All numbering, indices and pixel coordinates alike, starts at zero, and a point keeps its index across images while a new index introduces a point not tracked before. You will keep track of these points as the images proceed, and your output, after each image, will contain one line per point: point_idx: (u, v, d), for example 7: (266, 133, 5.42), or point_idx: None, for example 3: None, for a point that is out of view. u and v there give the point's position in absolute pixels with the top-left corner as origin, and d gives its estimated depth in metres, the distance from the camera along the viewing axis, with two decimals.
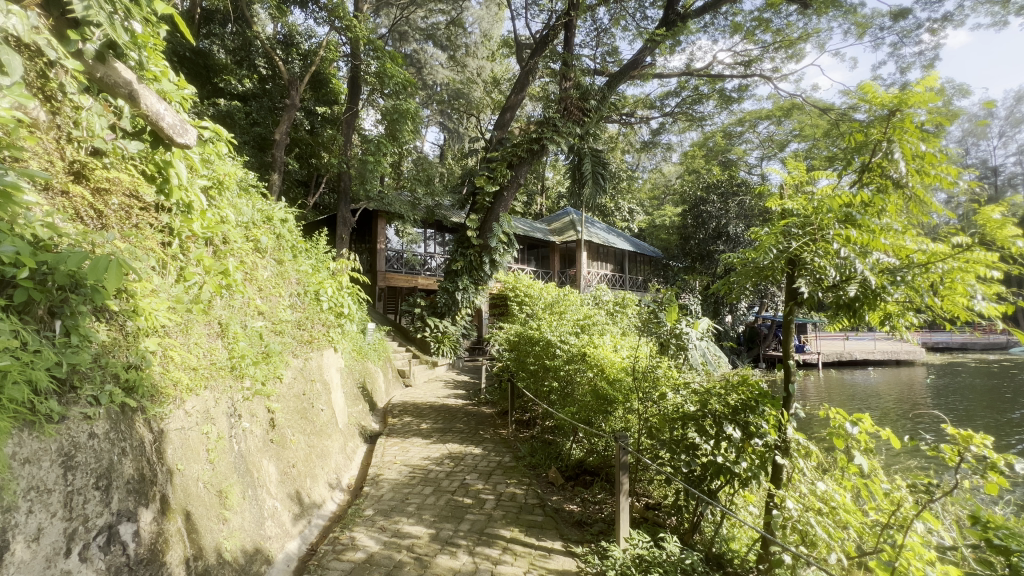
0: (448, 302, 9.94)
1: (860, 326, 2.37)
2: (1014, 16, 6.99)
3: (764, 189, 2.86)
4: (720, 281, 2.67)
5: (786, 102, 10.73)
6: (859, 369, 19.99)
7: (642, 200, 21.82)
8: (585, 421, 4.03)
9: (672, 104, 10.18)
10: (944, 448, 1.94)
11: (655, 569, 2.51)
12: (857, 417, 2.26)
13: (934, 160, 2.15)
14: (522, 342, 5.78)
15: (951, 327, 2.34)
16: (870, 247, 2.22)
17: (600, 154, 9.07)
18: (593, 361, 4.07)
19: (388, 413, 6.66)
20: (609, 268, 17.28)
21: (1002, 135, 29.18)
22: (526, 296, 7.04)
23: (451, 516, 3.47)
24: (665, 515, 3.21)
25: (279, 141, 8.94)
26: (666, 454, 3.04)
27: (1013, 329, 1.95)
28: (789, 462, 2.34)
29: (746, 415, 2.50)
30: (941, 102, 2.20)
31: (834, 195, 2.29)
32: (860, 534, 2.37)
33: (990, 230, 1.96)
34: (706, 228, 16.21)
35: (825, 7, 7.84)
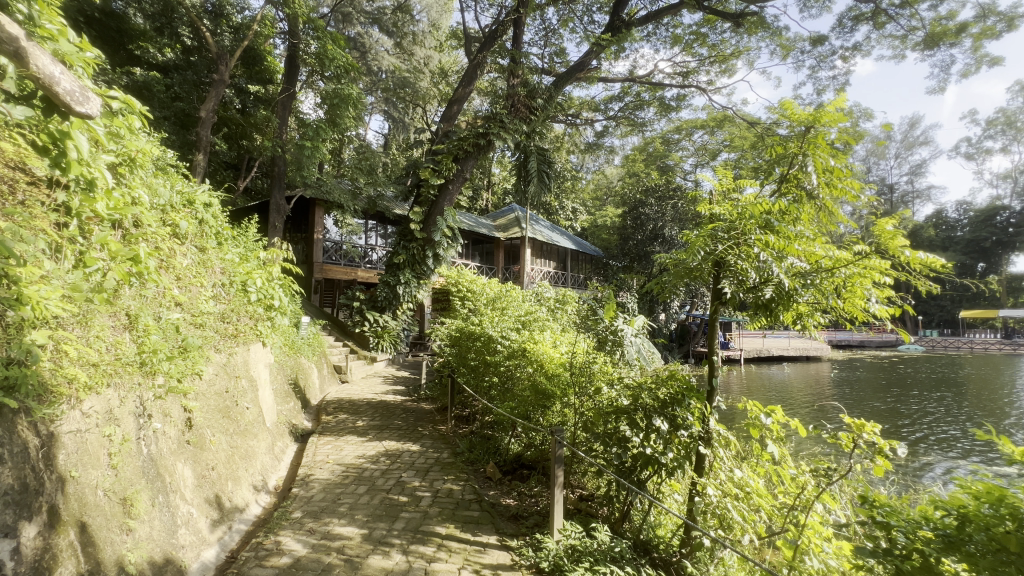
0: (388, 296, 9.68)
1: (776, 325, 2.56)
2: (911, 50, 7.85)
3: (694, 196, 3.00)
4: (653, 280, 2.78)
5: (719, 113, 11.39)
6: (775, 364, 21.73)
7: (586, 200, 22.35)
8: (524, 416, 4.09)
9: (616, 109, 10.46)
10: (842, 436, 2.14)
11: (586, 557, 2.59)
12: (771, 408, 2.46)
13: (841, 175, 2.39)
14: (463, 337, 5.74)
15: (851, 327, 2.60)
16: (786, 252, 2.40)
17: (546, 153, 9.15)
18: (533, 357, 4.15)
19: (322, 411, 6.38)
20: (553, 266, 17.56)
21: (898, 156, 32.77)
22: (468, 292, 7.00)
23: (385, 514, 3.39)
24: (597, 505, 3.31)
25: (205, 119, 8.27)
26: (599, 447, 3.13)
27: (899, 329, 2.20)
28: (710, 452, 2.50)
29: (673, 408, 2.63)
30: (848, 123, 2.43)
31: (756, 202, 2.45)
32: (770, 516, 2.57)
33: (885, 240, 2.19)
34: (643, 230, 16.95)
35: (754, 28, 8.39)
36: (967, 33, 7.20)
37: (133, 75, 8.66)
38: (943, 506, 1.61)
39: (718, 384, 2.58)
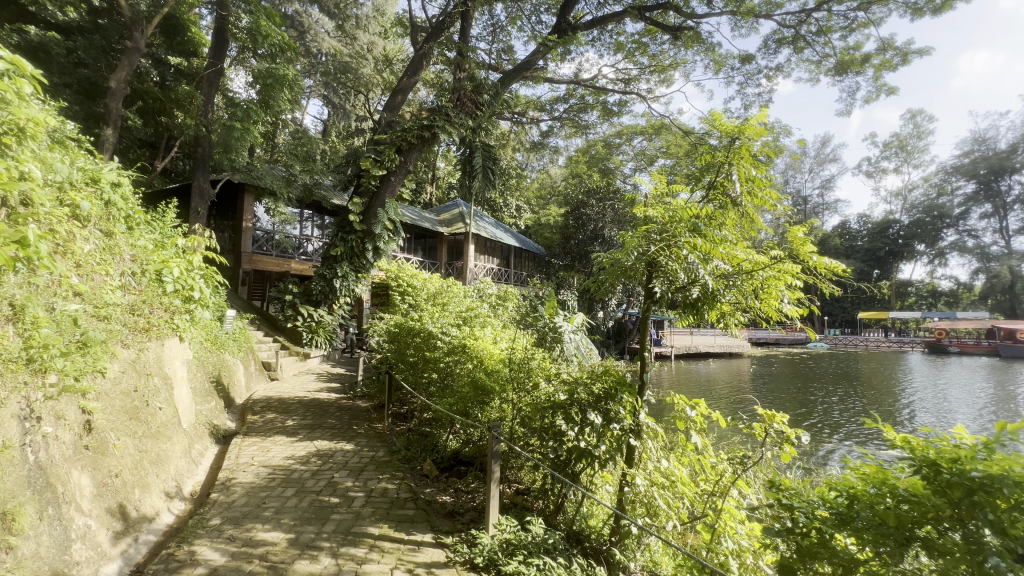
0: (324, 290, 9.24)
1: (702, 323, 2.72)
2: (824, 75, 8.61)
3: (632, 198, 3.11)
4: (591, 278, 2.86)
5: (657, 121, 11.89)
6: (702, 360, 23.14)
7: (530, 199, 22.58)
8: (462, 412, 4.07)
9: (561, 110, 10.63)
10: (755, 426, 2.33)
11: (520, 551, 2.64)
12: (695, 402, 2.61)
13: (761, 185, 2.59)
14: (402, 333, 5.60)
15: (766, 326, 2.82)
16: (711, 255, 2.56)
17: (491, 149, 9.13)
18: (473, 353, 4.15)
19: (248, 410, 5.99)
20: (496, 262, 17.58)
21: (812, 171, 35.99)
22: (409, 287, 6.84)
23: (315, 517, 3.24)
24: (532, 499, 3.36)
25: (116, 89, 7.47)
26: (535, 441, 3.18)
27: (808, 328, 2.41)
28: (639, 443, 2.64)
29: (607, 402, 2.70)
30: (769, 136, 2.63)
31: (685, 206, 2.59)
32: (692, 502, 2.75)
33: (797, 246, 2.39)
34: (584, 230, 17.45)
35: (691, 42, 8.85)
36: (870, 64, 8.02)
37: (25, 33, 7.63)
38: (836, 487, 1.79)
39: (649, 378, 2.73)
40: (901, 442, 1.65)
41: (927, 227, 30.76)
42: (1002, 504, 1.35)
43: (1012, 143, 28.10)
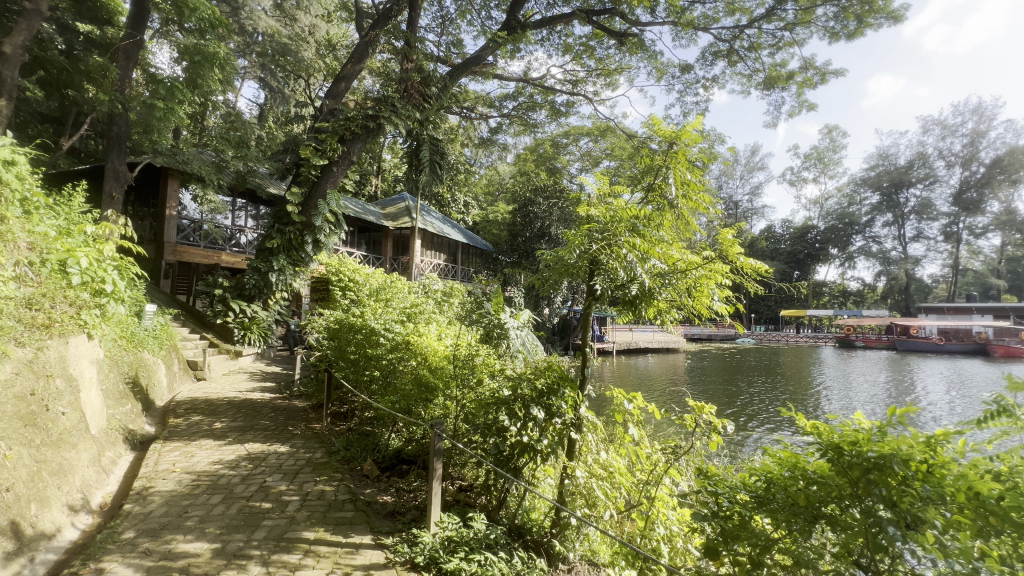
0: (258, 284, 8.68)
1: (641, 319, 2.83)
2: (754, 88, 9.20)
3: (577, 198, 3.18)
4: (537, 275, 2.91)
5: (602, 123, 12.21)
6: (641, 355, 24.13)
7: (477, 194, 22.46)
8: (405, 410, 4.00)
9: (510, 107, 10.64)
10: (686, 416, 2.46)
11: (462, 547, 2.63)
12: (632, 395, 2.72)
13: (695, 188, 2.72)
14: (343, 329, 5.40)
15: (698, 323, 2.97)
16: (649, 255, 2.66)
17: (438, 143, 8.98)
18: (417, 349, 4.09)
19: (170, 413, 5.55)
20: (442, 258, 17.36)
21: (742, 177, 38.48)
22: (350, 282, 6.60)
23: (244, 524, 3.06)
24: (475, 495, 3.37)
25: (11, 56, 6.61)
26: (478, 437, 3.19)
27: (734, 325, 2.58)
28: (579, 436, 2.71)
29: (549, 397, 2.74)
30: (704, 143, 2.77)
31: (625, 207, 2.67)
32: (629, 492, 2.86)
33: (726, 247, 2.55)
34: (532, 227, 17.66)
35: (635, 49, 9.14)
36: (793, 81, 8.67)
37: None
38: (756, 472, 1.93)
39: (589, 373, 2.83)
40: (810, 429, 1.81)
41: (840, 233, 33.82)
42: (893, 480, 1.51)
43: (909, 160, 31.46)
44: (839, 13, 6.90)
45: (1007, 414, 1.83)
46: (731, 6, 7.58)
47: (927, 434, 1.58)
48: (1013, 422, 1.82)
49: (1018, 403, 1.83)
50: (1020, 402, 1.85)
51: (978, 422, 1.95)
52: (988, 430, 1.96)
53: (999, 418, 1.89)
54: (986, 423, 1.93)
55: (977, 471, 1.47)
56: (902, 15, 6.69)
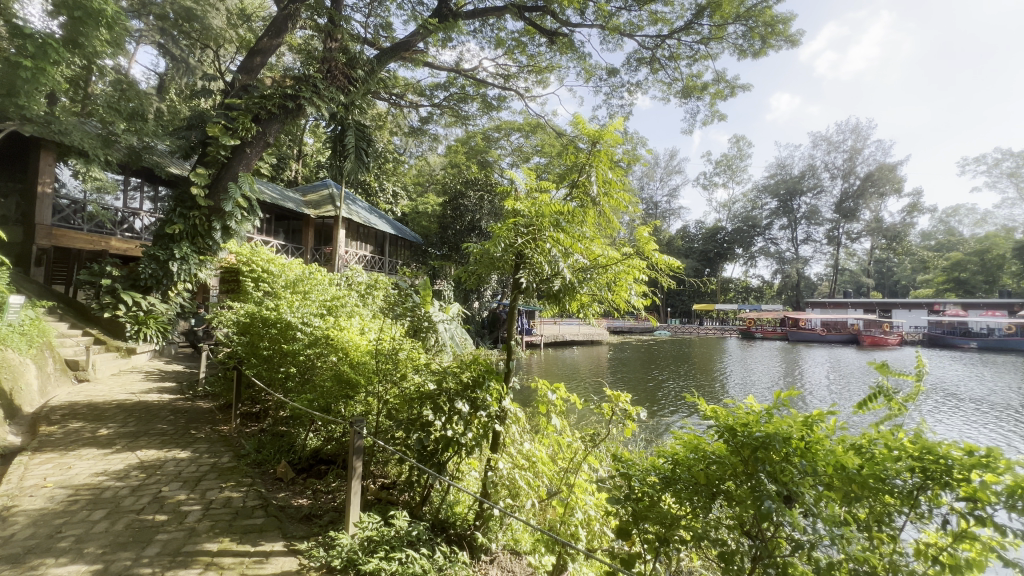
0: (155, 273, 7.75)
1: (565, 312, 2.92)
2: (673, 96, 9.76)
3: (505, 192, 3.18)
4: (464, 269, 2.88)
5: (532, 120, 12.37)
6: (567, 348, 24.94)
7: (407, 184, 21.81)
8: (324, 408, 3.81)
9: (440, 97, 10.39)
10: (605, 405, 2.57)
11: (382, 547, 2.54)
12: (556, 386, 2.79)
13: (615, 187, 2.83)
14: (254, 323, 5.00)
15: (617, 316, 3.11)
16: (572, 250, 2.73)
17: (364, 129, 8.57)
18: (337, 344, 3.91)
19: (42, 419, 4.85)
20: (369, 249, 16.71)
21: (662, 179, 40.94)
22: (264, 273, 6.14)
23: (133, 541, 2.74)
24: (398, 493, 3.30)
25: None
26: (401, 434, 3.11)
27: (649, 318, 2.74)
28: (502, 428, 2.72)
29: (474, 391, 2.73)
30: (624, 144, 2.88)
31: (549, 202, 2.72)
32: (550, 480, 2.95)
33: (643, 244, 2.70)
34: (461, 220, 17.53)
35: (565, 48, 9.32)
36: (707, 92, 9.32)
37: None
38: (663, 455, 2.06)
39: (514, 365, 2.86)
40: (709, 413, 1.96)
41: (745, 235, 37.12)
42: (775, 457, 1.68)
43: (802, 171, 35.23)
44: (747, 32, 7.50)
45: (881, 396, 2.10)
46: (654, 15, 7.94)
47: (804, 414, 1.79)
48: (886, 403, 2.09)
49: (891, 387, 2.10)
50: (894, 387, 2.12)
51: (862, 405, 2.21)
52: (869, 410, 2.23)
53: (877, 400, 2.16)
54: (867, 406, 2.20)
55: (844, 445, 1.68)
56: (798, 40, 7.42)
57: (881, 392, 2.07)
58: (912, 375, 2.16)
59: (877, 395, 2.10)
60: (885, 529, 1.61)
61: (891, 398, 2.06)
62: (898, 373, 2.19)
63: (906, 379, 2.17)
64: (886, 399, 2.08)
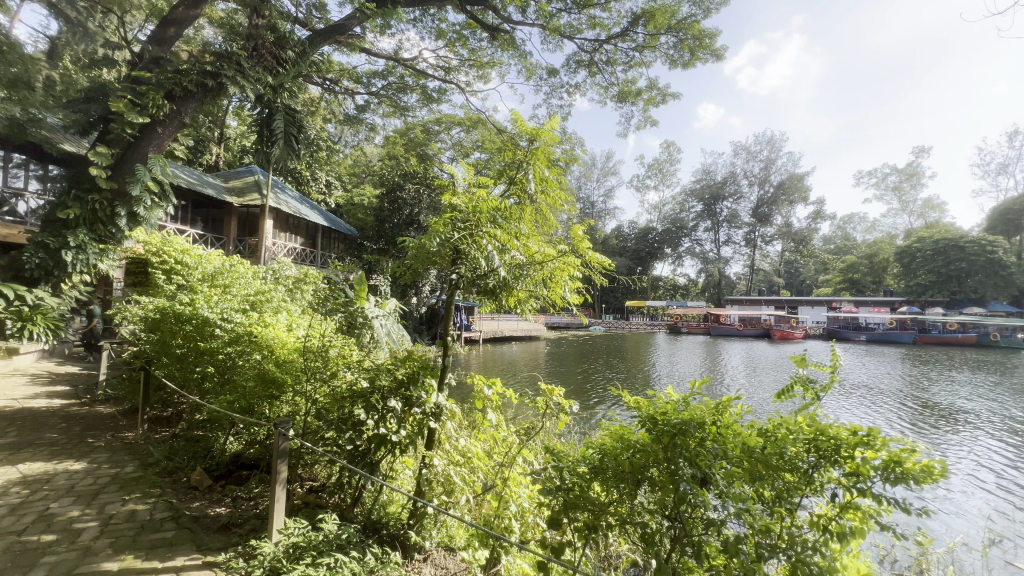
0: (43, 264, 6.82)
1: (502, 308, 2.94)
2: (610, 99, 10.07)
3: (442, 187, 3.14)
4: (400, 263, 2.82)
5: (473, 114, 12.27)
6: (505, 343, 25.16)
7: (341, 174, 20.89)
8: (245, 410, 3.58)
9: (378, 85, 10.01)
10: (540, 400, 2.62)
11: (309, 552, 2.39)
12: (493, 381, 2.80)
13: (551, 184, 2.88)
14: (165, 319, 4.57)
15: (552, 312, 3.17)
16: (509, 247, 2.74)
17: (294, 114, 8.05)
18: (261, 342, 3.68)
19: None
20: (299, 241, 15.84)
21: (598, 180, 42.37)
22: (177, 265, 5.63)
23: (12, 567, 2.42)
24: (327, 496, 3.18)
25: None
26: (331, 435, 2.98)
27: (581, 313, 2.84)
28: (437, 424, 2.69)
29: (409, 388, 2.68)
30: (561, 143, 2.92)
31: (486, 198, 2.71)
32: (486, 474, 2.96)
33: (577, 242, 2.79)
34: (399, 214, 17.07)
35: (506, 45, 9.30)
36: (641, 97, 9.70)
37: None
38: (593, 445, 2.14)
39: (450, 361, 2.83)
40: (633, 404, 2.06)
41: (673, 235, 39.31)
42: (692, 443, 1.80)
43: (724, 177, 37.87)
44: (677, 43, 7.90)
45: (798, 385, 2.29)
46: (593, 20, 8.15)
47: (718, 402, 1.94)
48: (802, 392, 2.27)
49: (808, 378, 2.29)
50: (810, 378, 2.31)
51: (782, 394, 2.40)
52: (788, 399, 2.42)
53: (796, 389, 2.34)
54: (787, 395, 2.38)
55: (750, 429, 1.85)
56: (723, 54, 7.94)
57: (798, 382, 2.26)
58: (827, 368, 2.35)
59: (794, 385, 2.28)
60: (785, 504, 1.78)
61: (808, 387, 2.25)
62: (816, 365, 2.38)
63: (822, 371, 2.36)
64: (803, 389, 2.27)
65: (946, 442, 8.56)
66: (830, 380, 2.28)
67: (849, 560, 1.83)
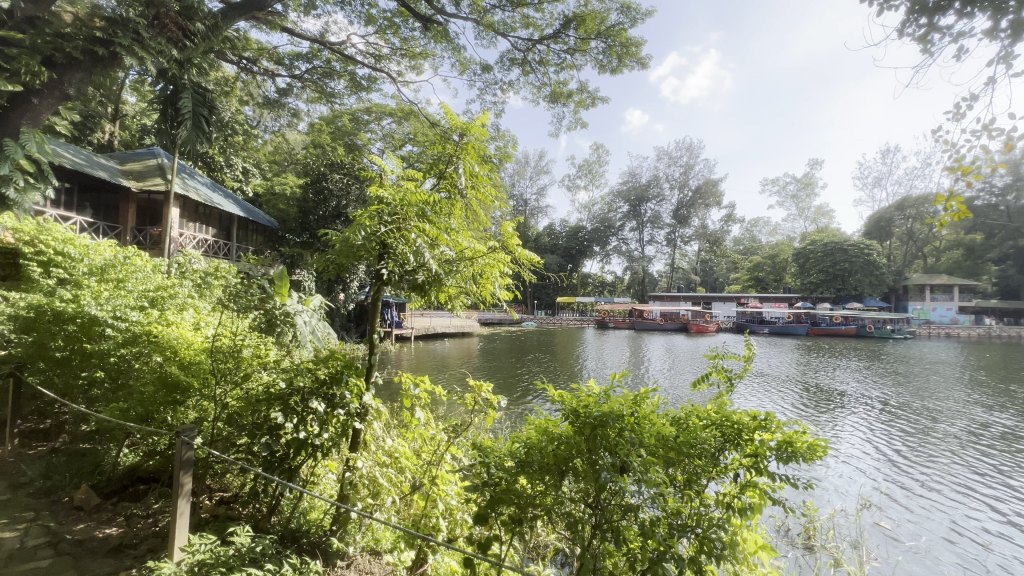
0: None
1: (432, 303, 2.89)
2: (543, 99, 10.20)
3: (369, 177, 3.03)
4: (322, 257, 2.67)
5: (405, 106, 11.91)
6: (437, 340, 24.85)
7: (260, 161, 19.45)
8: (143, 419, 3.25)
9: (302, 68, 9.39)
10: (469, 396, 2.61)
11: (217, 569, 2.19)
12: (421, 378, 2.74)
13: (480, 179, 2.86)
14: (43, 319, 4.00)
15: (481, 308, 3.16)
16: (438, 241, 2.69)
17: (204, 93, 7.33)
18: (162, 343, 3.33)
19: None
20: (210, 232, 14.53)
21: (531, 178, 43.01)
22: (59, 256, 4.93)
23: None
24: (239, 507, 2.96)
25: None
26: (243, 441, 2.76)
27: (509, 308, 2.88)
28: (362, 424, 2.59)
29: (331, 387, 2.55)
30: (491, 138, 2.91)
31: (415, 191, 2.64)
32: (414, 474, 2.90)
33: (507, 238, 2.80)
34: (325, 206, 16.22)
35: (440, 37, 9.11)
36: (572, 99, 9.92)
37: None
38: (518, 439, 2.17)
39: (376, 359, 2.73)
40: (557, 397, 2.11)
41: (602, 234, 40.89)
42: (611, 433, 1.87)
43: (648, 181, 39.96)
44: (606, 48, 8.19)
45: (715, 374, 2.47)
46: (526, 19, 8.20)
47: (637, 393, 2.04)
48: (719, 380, 2.45)
49: (724, 367, 2.47)
50: (726, 367, 2.49)
51: (700, 383, 2.57)
52: (706, 387, 2.60)
53: (711, 378, 2.53)
54: (705, 383, 2.56)
55: (665, 418, 1.97)
56: (647, 63, 8.34)
57: (714, 372, 2.43)
58: (742, 358, 2.54)
59: (712, 374, 2.46)
60: (694, 485, 1.92)
61: (723, 375, 2.43)
62: (731, 356, 2.57)
63: (737, 362, 2.56)
64: (719, 376, 2.46)
65: (830, 422, 9.66)
66: (744, 369, 2.48)
67: (749, 533, 2.02)
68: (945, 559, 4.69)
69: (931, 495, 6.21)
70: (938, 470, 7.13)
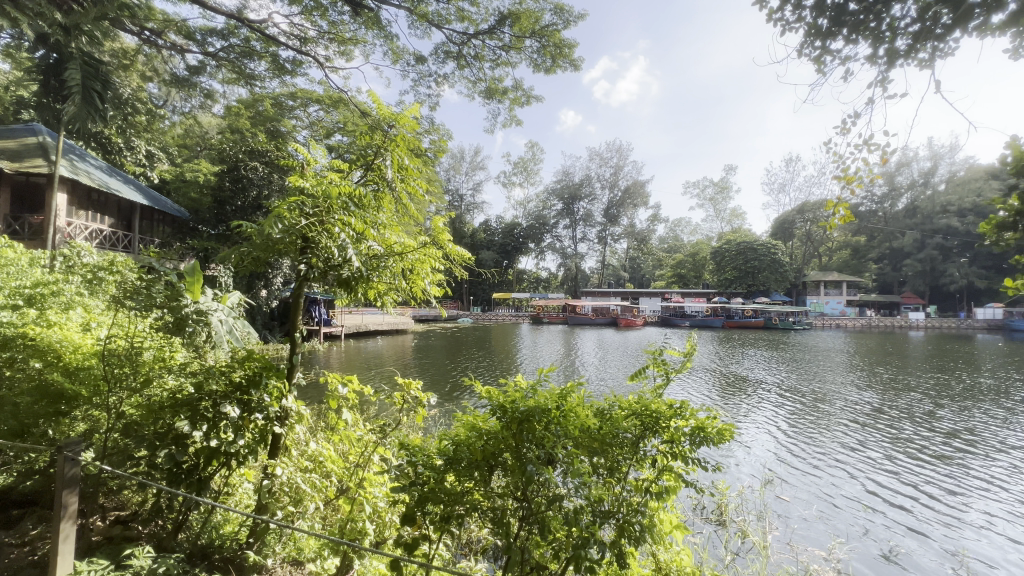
0: None
1: (358, 300, 2.77)
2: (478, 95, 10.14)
3: (289, 166, 2.84)
4: (236, 250, 2.47)
5: (333, 93, 11.33)
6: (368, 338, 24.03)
7: (166, 145, 17.65)
8: (19, 435, 2.87)
9: (216, 45, 8.61)
10: (400, 395, 2.54)
11: None
12: (348, 378, 2.63)
13: (411, 172, 2.77)
14: None
15: (412, 304, 3.07)
16: (365, 236, 2.57)
17: (98, 63, 6.45)
18: (36, 349, 2.92)
19: None
20: (106, 222, 12.98)
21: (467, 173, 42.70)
22: None
23: None
24: (138, 526, 2.68)
25: None
26: (144, 453, 2.49)
27: (440, 304, 2.83)
28: (283, 428, 2.44)
29: (247, 391, 2.37)
30: (422, 131, 2.83)
31: (339, 183, 2.51)
32: (340, 478, 2.79)
33: (438, 234, 2.75)
34: (245, 196, 15.27)
35: (371, 23, 8.75)
36: (507, 96, 9.95)
37: None
38: (448, 435, 2.15)
39: (299, 360, 2.58)
40: (486, 393, 2.11)
41: (536, 231, 41.56)
42: (538, 426, 1.90)
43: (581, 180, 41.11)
44: (540, 48, 8.30)
45: (651, 367, 2.57)
46: (461, 12, 8.08)
47: (566, 387, 2.09)
48: (656, 373, 2.54)
49: (660, 360, 2.57)
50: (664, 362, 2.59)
51: (638, 375, 2.67)
52: (643, 379, 2.70)
53: (647, 372, 2.63)
54: (642, 376, 2.66)
55: (590, 411, 2.05)
56: (579, 65, 8.55)
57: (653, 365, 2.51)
58: (681, 353, 2.64)
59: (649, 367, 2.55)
60: (615, 473, 2.01)
61: (660, 368, 2.53)
62: (672, 351, 2.66)
63: (676, 357, 2.65)
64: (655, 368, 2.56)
65: (740, 407, 10.54)
66: (683, 364, 2.57)
67: (666, 513, 2.15)
68: (828, 524, 5.32)
69: (819, 469, 7.00)
70: (827, 446, 8.03)
